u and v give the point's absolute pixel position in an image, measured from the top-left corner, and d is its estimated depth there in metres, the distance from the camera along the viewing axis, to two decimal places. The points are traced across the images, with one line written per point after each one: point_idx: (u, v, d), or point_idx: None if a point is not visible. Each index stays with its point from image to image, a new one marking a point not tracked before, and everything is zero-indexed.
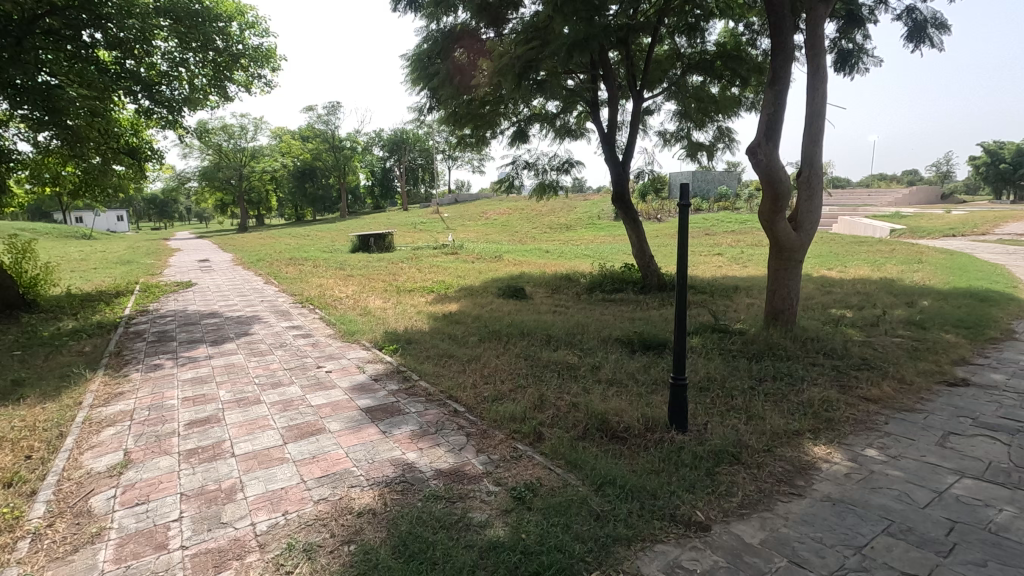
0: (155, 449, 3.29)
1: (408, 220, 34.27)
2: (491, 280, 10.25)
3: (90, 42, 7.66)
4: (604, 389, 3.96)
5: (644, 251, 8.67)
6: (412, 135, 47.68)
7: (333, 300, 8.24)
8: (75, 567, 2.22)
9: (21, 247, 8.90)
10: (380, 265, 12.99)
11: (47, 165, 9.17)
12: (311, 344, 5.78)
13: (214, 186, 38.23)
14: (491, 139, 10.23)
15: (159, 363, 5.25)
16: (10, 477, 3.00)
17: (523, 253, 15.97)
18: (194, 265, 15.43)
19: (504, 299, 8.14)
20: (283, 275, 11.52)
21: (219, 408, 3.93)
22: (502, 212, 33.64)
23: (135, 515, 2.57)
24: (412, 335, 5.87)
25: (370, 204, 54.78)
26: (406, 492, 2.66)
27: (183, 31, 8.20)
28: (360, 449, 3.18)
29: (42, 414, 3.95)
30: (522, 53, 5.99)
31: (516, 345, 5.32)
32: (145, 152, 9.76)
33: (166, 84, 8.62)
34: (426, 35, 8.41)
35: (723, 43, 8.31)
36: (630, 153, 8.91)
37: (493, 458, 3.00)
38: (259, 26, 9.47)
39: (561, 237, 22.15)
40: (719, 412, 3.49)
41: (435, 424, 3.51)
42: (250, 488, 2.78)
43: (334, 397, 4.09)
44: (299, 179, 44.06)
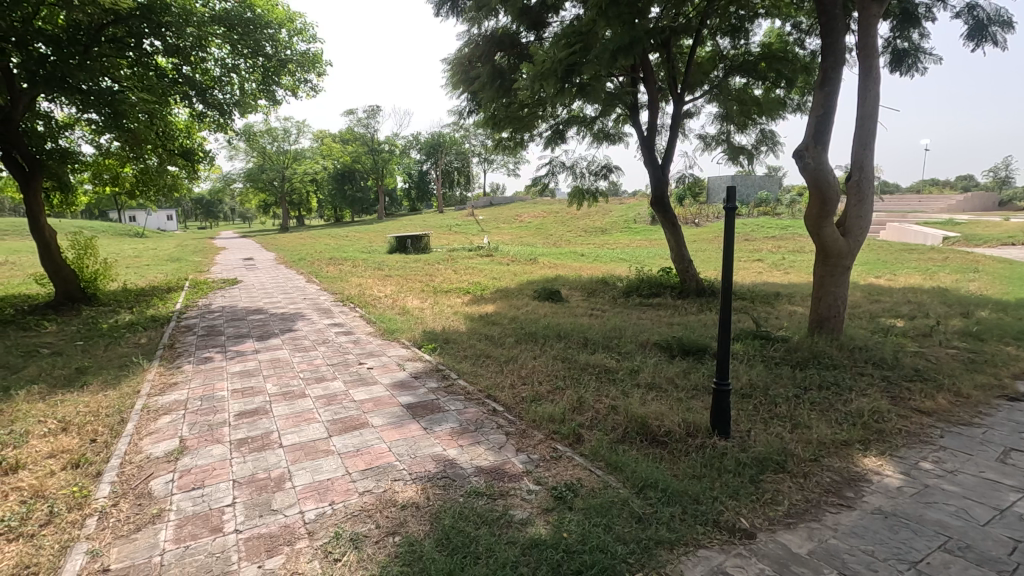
0: (209, 437, 3.43)
1: (443, 222, 34.71)
2: (527, 282, 10.28)
3: (150, 49, 8.07)
4: (643, 393, 3.93)
5: (682, 255, 8.54)
6: (448, 138, 48.22)
7: (373, 299, 8.43)
8: (138, 545, 2.34)
9: (83, 243, 9.39)
10: (417, 266, 13.21)
11: (108, 166, 9.67)
12: (353, 341, 5.92)
13: (259, 188, 39.54)
14: (528, 142, 10.28)
15: (209, 356, 5.48)
16: (77, 459, 3.18)
17: (558, 255, 15.96)
18: (240, 263, 16.00)
19: (540, 301, 8.15)
20: (325, 274, 11.83)
21: (267, 401, 4.07)
22: (537, 216, 33.71)
23: (192, 499, 2.70)
24: (450, 334, 5.95)
25: (407, 206, 55.70)
26: (448, 488, 2.71)
27: (236, 38, 8.51)
28: (402, 444, 3.25)
29: (104, 400, 4.18)
30: (564, 57, 6.03)
31: (553, 347, 5.34)
32: (198, 153, 10.21)
33: (219, 88, 9.00)
34: (467, 40, 8.52)
35: (769, 43, 8.14)
36: (670, 155, 8.81)
37: (534, 458, 3.02)
38: (307, 33, 9.75)
39: (596, 240, 22.10)
40: (762, 419, 3.42)
41: (475, 422, 3.56)
42: (298, 478, 2.87)
43: (376, 393, 4.18)
44: (338, 181, 45.16)
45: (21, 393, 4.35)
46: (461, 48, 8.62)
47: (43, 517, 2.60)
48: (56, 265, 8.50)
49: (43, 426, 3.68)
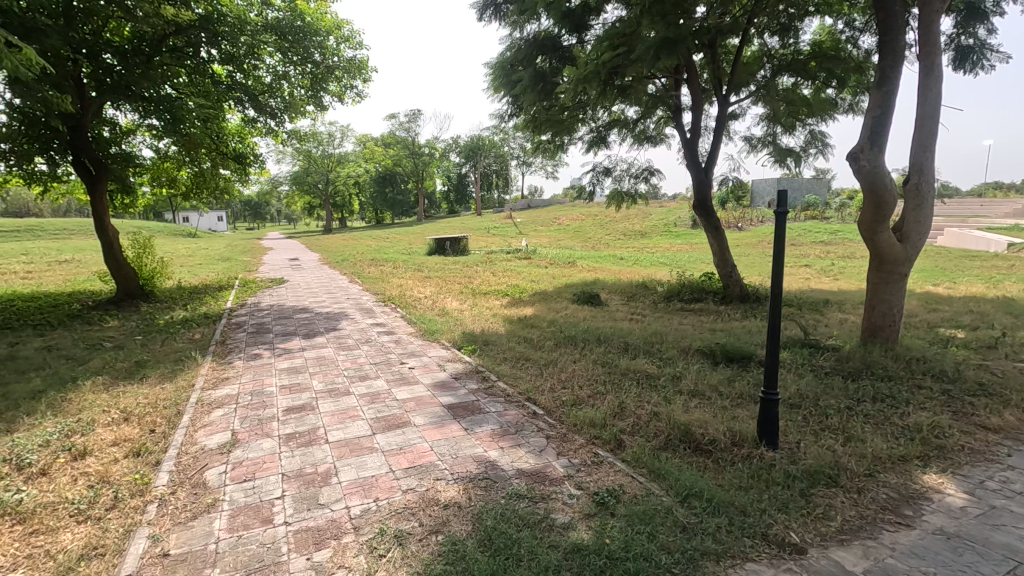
0: (259, 431, 3.56)
1: (481, 224, 35.01)
2: (565, 285, 10.26)
3: (206, 58, 8.46)
4: (686, 400, 3.86)
5: (725, 260, 8.35)
6: (487, 141, 48.52)
7: (414, 300, 8.55)
8: (195, 532, 2.45)
9: (142, 242, 9.89)
10: (456, 268, 13.35)
11: (166, 169, 10.18)
12: (395, 341, 6.04)
13: (303, 190, 40.79)
14: (569, 145, 10.26)
15: (258, 353, 5.69)
16: (138, 448, 3.35)
17: (597, 258, 15.87)
18: (287, 263, 16.56)
19: (579, 305, 8.10)
20: (367, 275, 12.12)
21: (313, 397, 4.19)
22: (575, 218, 33.60)
23: (243, 490, 2.80)
24: (489, 336, 5.99)
25: (445, 208, 56.41)
26: (489, 489, 2.73)
27: (286, 46, 8.79)
28: (443, 444, 3.29)
29: (162, 392, 4.39)
30: (608, 60, 5.98)
31: (592, 351, 5.31)
32: (248, 157, 10.60)
33: (270, 95, 9.27)
34: (509, 44, 8.57)
35: (820, 41, 7.89)
36: (714, 158, 8.62)
37: (574, 462, 3.00)
38: (354, 40, 10.01)
39: (635, 244, 21.86)
40: (812, 431, 3.30)
41: (515, 424, 3.57)
42: (343, 473, 2.94)
43: (417, 392, 4.24)
44: (380, 184, 46.12)
45: (88, 383, 4.62)
46: (503, 52, 8.68)
47: (108, 502, 2.75)
48: (118, 263, 8.99)
49: (107, 415, 3.90)
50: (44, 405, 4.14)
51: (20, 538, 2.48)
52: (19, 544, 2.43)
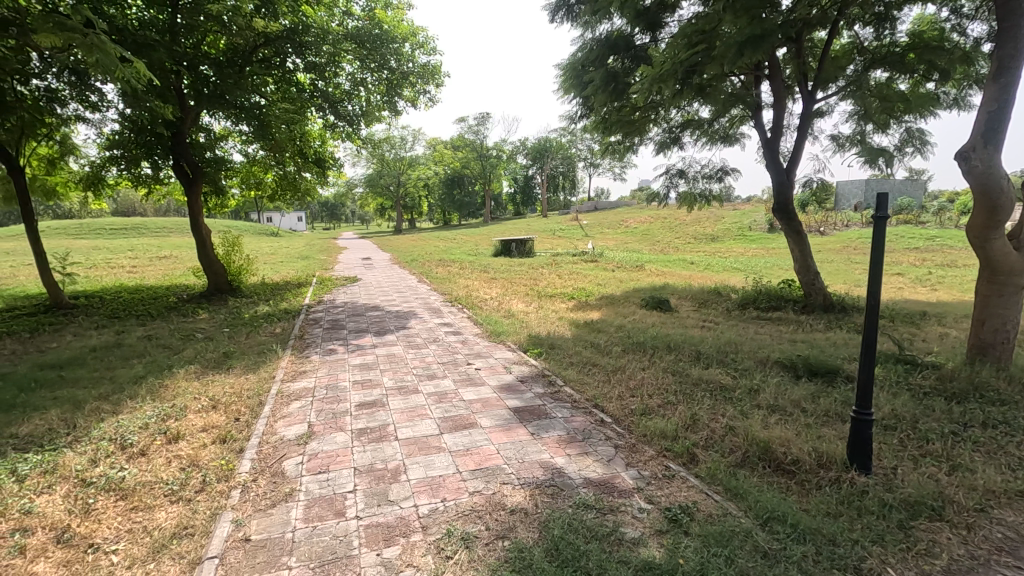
0: (333, 425, 3.69)
1: (546, 226, 34.99)
2: (633, 289, 10.05)
3: (292, 68, 8.99)
4: (765, 415, 3.63)
5: (808, 266, 7.85)
6: (555, 143, 48.44)
7: (480, 301, 8.63)
8: (274, 520, 2.56)
9: (231, 241, 10.61)
10: (522, 269, 13.40)
11: (254, 171, 10.87)
12: (461, 341, 6.11)
13: (376, 192, 42.41)
14: (639, 146, 10.03)
15: (333, 348, 5.92)
16: (224, 435, 3.56)
17: (665, 262, 15.43)
18: (360, 262, 17.26)
19: (647, 310, 7.87)
20: (435, 275, 12.39)
21: (384, 394, 4.30)
22: (643, 221, 32.91)
23: (318, 482, 2.90)
24: (555, 340, 5.94)
25: (511, 210, 56.84)
26: (556, 496, 2.68)
27: (364, 54, 9.13)
28: (510, 447, 3.27)
29: (246, 382, 4.66)
30: (686, 58, 5.77)
31: (662, 359, 5.13)
32: (328, 161, 11.14)
33: (349, 101, 9.69)
34: (581, 45, 8.50)
35: (919, 32, 7.25)
36: (796, 158, 8.14)
37: (644, 474, 2.89)
38: (428, 46, 10.26)
39: (707, 248, 21.09)
40: (911, 457, 3.01)
41: (582, 431, 3.50)
42: (412, 471, 2.99)
43: (484, 394, 4.26)
44: (448, 186, 47.12)
45: (182, 371, 4.98)
46: (574, 53, 8.62)
47: (197, 484, 2.94)
48: (209, 260, 9.66)
49: (198, 402, 4.18)
50: (145, 390, 4.50)
51: (121, 513, 2.69)
52: (121, 519, 2.63)
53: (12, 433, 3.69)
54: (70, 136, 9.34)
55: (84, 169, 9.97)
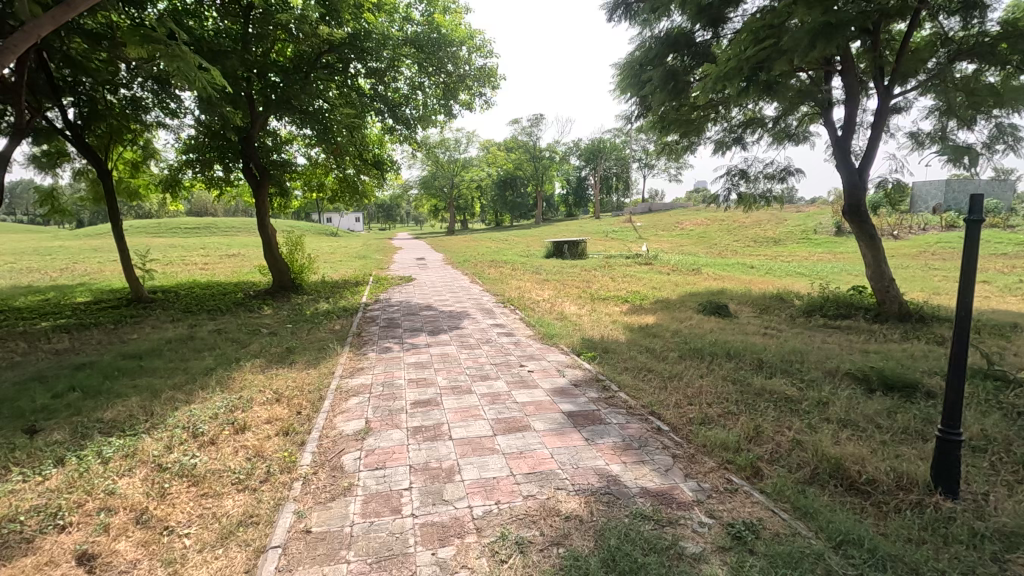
0: (389, 422, 3.76)
1: (599, 228, 34.58)
2: (689, 294, 9.76)
3: (353, 74, 9.25)
4: (836, 430, 3.43)
5: (883, 273, 7.39)
6: (609, 143, 47.88)
7: (532, 303, 8.62)
8: (333, 513, 2.62)
9: (294, 240, 11.07)
10: (575, 271, 13.29)
11: (316, 173, 11.30)
12: (514, 342, 6.11)
13: (430, 193, 43.25)
14: (698, 146, 9.74)
15: (389, 346, 6.06)
16: (287, 427, 3.70)
17: (723, 266, 14.92)
18: (415, 262, 17.62)
19: (704, 315, 7.62)
20: (487, 276, 12.49)
21: (438, 393, 4.36)
22: (699, 223, 32.03)
23: (375, 478, 2.96)
24: (608, 344, 5.84)
25: (563, 211, 56.61)
26: (612, 505, 2.61)
27: (423, 58, 9.32)
28: (564, 452, 3.23)
29: (307, 377, 4.83)
30: (752, 55, 5.57)
31: (721, 366, 4.94)
32: (386, 163, 11.44)
33: (407, 105, 9.91)
34: (639, 43, 8.34)
35: (1012, 19, 6.66)
36: (870, 157, 7.67)
37: (704, 487, 2.78)
38: (484, 49, 10.35)
39: (767, 251, 20.26)
40: (1004, 483, 2.76)
41: (638, 439, 3.41)
42: (466, 472, 3.00)
43: (536, 397, 4.24)
44: (501, 187, 47.45)
45: (249, 364, 5.22)
46: (632, 51, 8.48)
47: (262, 475, 3.05)
48: (274, 259, 10.09)
49: (263, 395, 4.37)
50: (215, 381, 4.75)
51: (193, 498, 2.83)
52: (193, 504, 2.77)
53: (98, 418, 3.96)
54: (151, 141, 10.00)
55: (163, 172, 10.65)
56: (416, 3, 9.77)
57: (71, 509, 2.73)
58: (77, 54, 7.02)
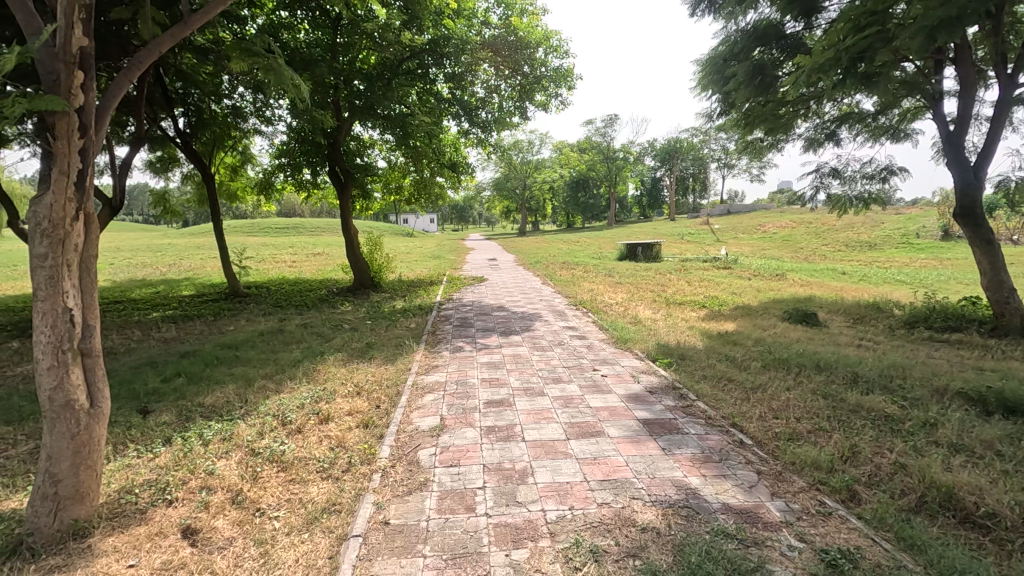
0: (463, 420, 3.82)
1: (674, 230, 33.50)
2: (773, 300, 9.23)
3: (432, 79, 9.51)
4: (946, 455, 3.10)
5: (1002, 281, 6.70)
6: (687, 143, 46.26)
7: (605, 306, 8.46)
8: (410, 506, 2.69)
9: (374, 240, 11.53)
10: (648, 275, 12.96)
11: (394, 176, 11.72)
12: (587, 345, 6.04)
13: (503, 195, 43.72)
14: (786, 143, 9.19)
15: (462, 345, 6.16)
16: (367, 420, 3.85)
17: (811, 272, 13.99)
18: (487, 263, 17.85)
19: (790, 324, 7.16)
20: (559, 277, 12.44)
21: (511, 394, 4.38)
22: (784, 226, 30.25)
23: (450, 475, 3.01)
24: (685, 350, 5.62)
25: (637, 212, 55.38)
26: (691, 519, 2.51)
27: (500, 61, 9.44)
28: (639, 461, 3.14)
29: (385, 372, 5.02)
30: (853, 45, 5.19)
31: (810, 379, 4.62)
32: (461, 166, 11.67)
33: (483, 108, 10.07)
34: (723, 37, 8.02)
35: None
36: (988, 153, 6.92)
37: (794, 508, 2.60)
38: (561, 49, 10.31)
39: (862, 257, 18.77)
40: None
41: (718, 451, 3.25)
42: (539, 475, 2.98)
43: (610, 402, 4.15)
44: (573, 188, 47.12)
45: (332, 358, 5.49)
46: (716, 46, 8.17)
47: (343, 465, 3.19)
48: (355, 258, 10.55)
49: (345, 387, 4.58)
50: (302, 373, 5.03)
51: (281, 483, 3.00)
52: (282, 489, 2.94)
53: (200, 402, 4.31)
54: (249, 147, 10.78)
55: (258, 176, 11.45)
56: (494, 6, 9.91)
57: (177, 485, 2.98)
58: (188, 68, 7.68)
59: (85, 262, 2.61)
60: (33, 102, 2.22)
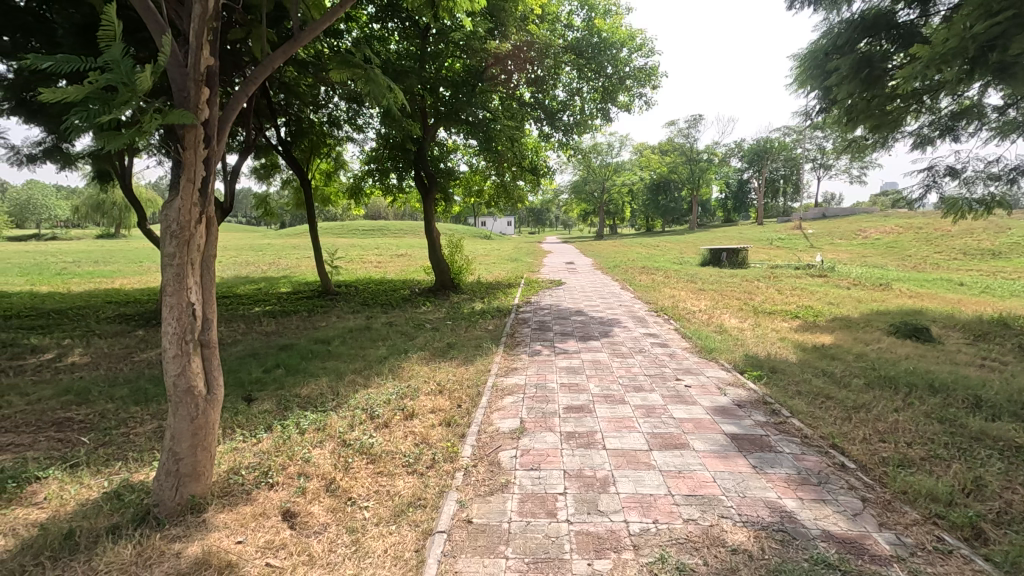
0: (543, 424, 3.82)
1: (762, 234, 31.69)
2: (876, 312, 8.50)
3: (515, 84, 9.65)
4: None
5: None
6: (778, 143, 43.64)
7: (687, 313, 8.16)
8: (492, 507, 2.73)
9: (455, 243, 11.83)
10: (734, 282, 12.36)
11: (476, 179, 11.94)
12: (669, 353, 5.86)
13: (580, 198, 43.41)
14: (893, 142, 8.45)
15: (540, 349, 6.17)
16: (450, 419, 3.95)
17: (922, 282, 12.73)
18: (564, 266, 17.82)
19: (897, 339, 6.55)
20: (638, 282, 12.16)
21: (590, 400, 4.33)
22: (889, 231, 27.78)
23: (531, 478, 3.01)
24: (777, 363, 5.30)
25: (721, 216, 53.05)
26: (788, 545, 2.35)
27: (582, 63, 9.46)
28: (728, 477, 2.99)
29: (466, 372, 5.13)
30: (982, 32, 4.67)
31: (922, 401, 4.20)
32: (541, 169, 11.72)
33: (565, 111, 10.06)
34: (825, 29, 7.54)
35: None
36: None
37: (907, 542, 2.37)
38: (645, 48, 10.10)
39: (983, 267, 16.84)
40: None
41: (817, 473, 3.04)
42: (622, 485, 2.92)
43: (695, 414, 3.99)
44: (653, 191, 45.90)
45: (416, 356, 5.69)
46: (816, 40, 7.67)
47: (428, 461, 3.29)
48: (437, 259, 10.87)
49: (428, 385, 4.73)
50: (388, 369, 5.25)
51: (371, 475, 3.15)
52: (371, 481, 3.08)
53: (297, 392, 4.61)
54: (342, 154, 11.42)
55: (349, 181, 12.09)
56: (577, 8, 9.88)
57: (277, 470, 3.20)
58: (291, 81, 8.28)
59: (206, 261, 2.86)
60: (168, 116, 2.47)
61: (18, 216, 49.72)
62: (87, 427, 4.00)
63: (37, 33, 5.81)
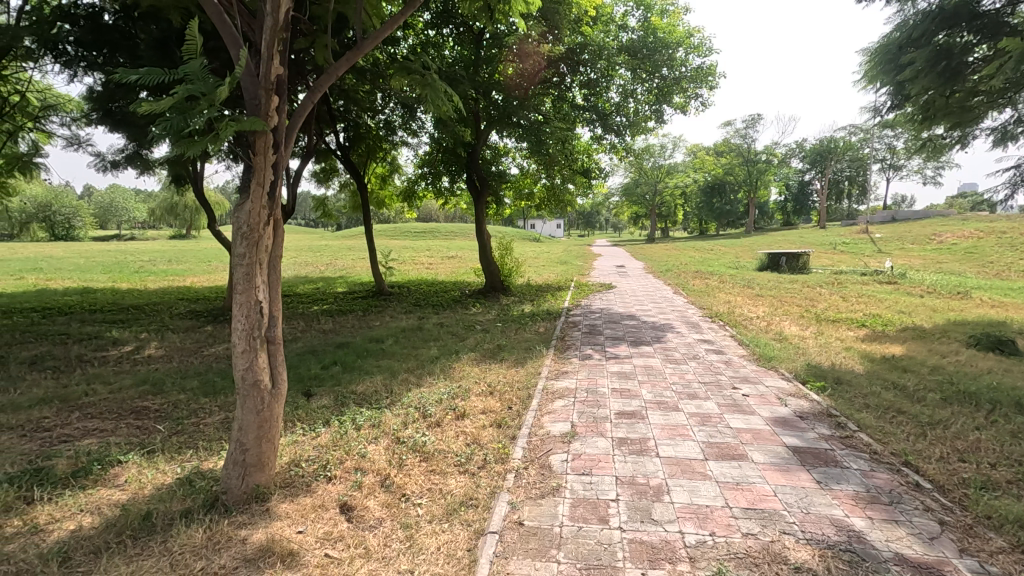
0: (594, 429, 3.79)
1: (825, 238, 30.24)
2: (953, 322, 7.94)
3: (568, 86, 9.62)
4: None
5: None
6: (843, 143, 41.54)
7: (744, 320, 7.88)
8: (544, 510, 2.72)
9: (505, 245, 11.89)
10: (795, 287, 11.84)
11: (527, 182, 11.95)
12: (725, 361, 5.68)
13: (631, 200, 42.77)
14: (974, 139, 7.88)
15: (591, 353, 6.11)
16: (500, 420, 3.97)
17: (1007, 291, 11.78)
18: (614, 269, 17.58)
19: (978, 351, 6.09)
20: (692, 287, 11.85)
21: (643, 406, 4.25)
22: (968, 235, 25.88)
23: (583, 484, 2.99)
24: (842, 374, 5.04)
25: (780, 219, 50.97)
26: (856, 567, 2.23)
27: (638, 63, 9.30)
28: (790, 492, 2.87)
29: (517, 374, 5.14)
30: None
31: (1007, 420, 3.88)
32: (593, 171, 11.61)
33: (618, 113, 9.90)
34: (899, 21, 7.12)
35: None
36: None
37: (991, 571, 2.20)
38: (702, 48, 9.84)
39: None
40: None
41: (887, 492, 2.86)
42: (676, 494, 2.85)
43: (753, 424, 3.85)
44: (708, 194, 44.65)
45: (467, 357, 5.76)
46: (888, 33, 7.25)
47: (479, 461, 3.32)
48: (487, 261, 10.97)
49: (479, 386, 4.77)
50: (440, 369, 5.34)
51: (424, 473, 3.20)
52: (424, 478, 3.13)
53: (353, 389, 4.75)
54: (396, 158, 11.70)
55: (403, 184, 12.37)
56: (633, 9, 9.76)
57: (335, 464, 3.30)
58: (350, 87, 8.54)
59: (273, 261, 3.00)
60: (241, 123, 2.61)
61: (102, 217, 53.70)
62: (162, 416, 4.27)
63: (121, 49, 6.27)
